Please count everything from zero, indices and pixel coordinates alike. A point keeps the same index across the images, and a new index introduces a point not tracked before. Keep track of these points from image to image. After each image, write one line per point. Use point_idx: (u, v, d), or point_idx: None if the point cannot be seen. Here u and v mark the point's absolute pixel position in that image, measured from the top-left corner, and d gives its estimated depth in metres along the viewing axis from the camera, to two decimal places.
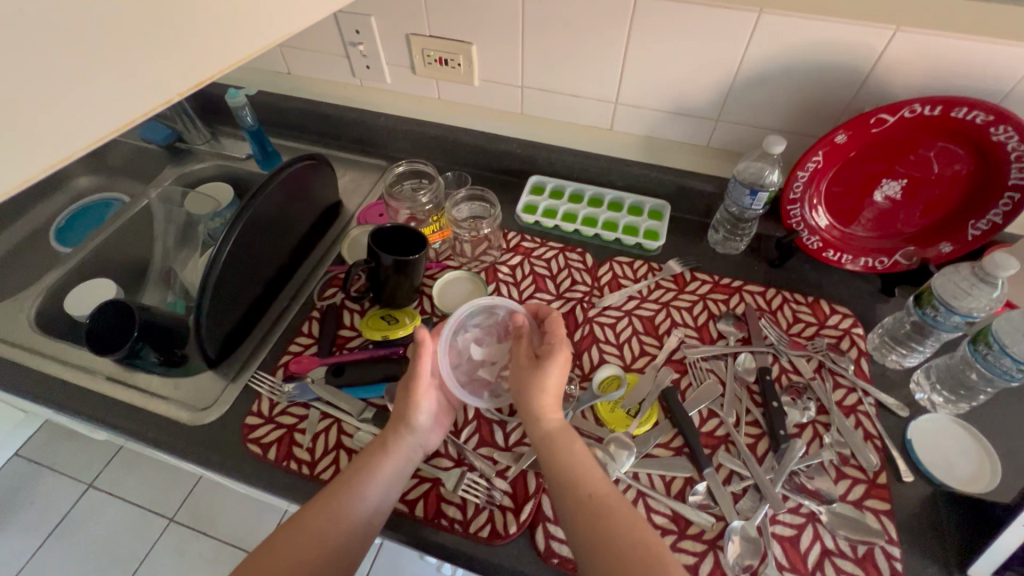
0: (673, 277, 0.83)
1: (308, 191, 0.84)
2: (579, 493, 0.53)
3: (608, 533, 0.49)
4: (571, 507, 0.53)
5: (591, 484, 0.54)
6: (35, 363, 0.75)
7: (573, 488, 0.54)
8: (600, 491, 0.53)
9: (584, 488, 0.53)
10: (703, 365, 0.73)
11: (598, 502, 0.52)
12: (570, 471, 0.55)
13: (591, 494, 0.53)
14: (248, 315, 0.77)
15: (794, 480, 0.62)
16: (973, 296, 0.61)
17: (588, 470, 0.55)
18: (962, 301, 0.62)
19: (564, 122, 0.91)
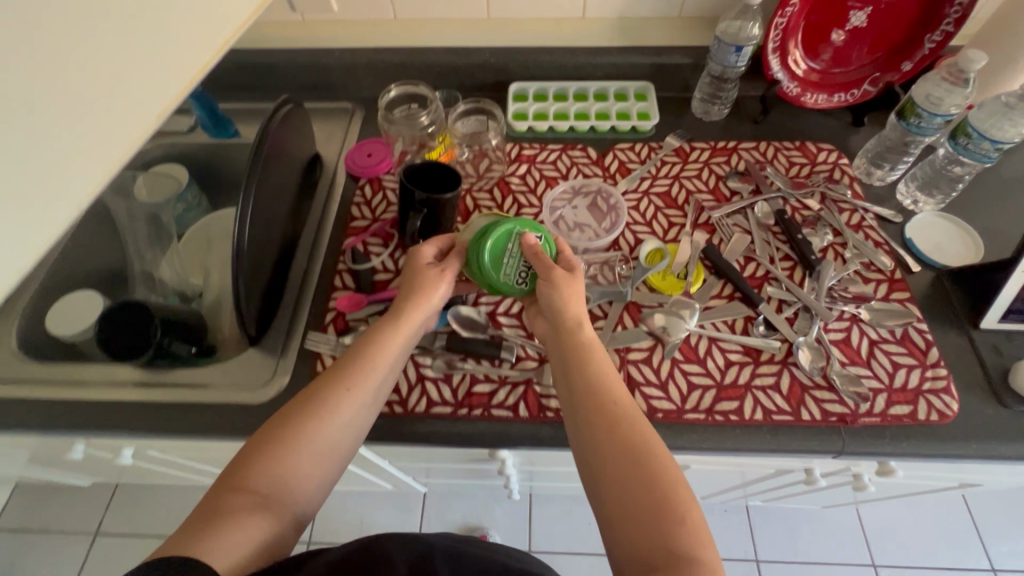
0: (674, 151, 0.86)
1: (286, 151, 0.77)
2: (604, 408, 0.53)
3: (619, 457, 0.50)
4: (589, 412, 0.53)
5: (620, 407, 0.53)
6: (49, 393, 0.67)
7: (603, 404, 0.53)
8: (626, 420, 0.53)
9: (611, 407, 0.53)
10: (729, 222, 0.78)
11: (622, 427, 0.52)
12: (602, 392, 0.54)
13: (612, 413, 0.53)
14: (274, 284, 0.72)
15: (834, 294, 0.70)
16: (1008, 126, 0.66)
17: (615, 394, 0.54)
18: (993, 130, 0.67)
19: (531, 20, 0.89)
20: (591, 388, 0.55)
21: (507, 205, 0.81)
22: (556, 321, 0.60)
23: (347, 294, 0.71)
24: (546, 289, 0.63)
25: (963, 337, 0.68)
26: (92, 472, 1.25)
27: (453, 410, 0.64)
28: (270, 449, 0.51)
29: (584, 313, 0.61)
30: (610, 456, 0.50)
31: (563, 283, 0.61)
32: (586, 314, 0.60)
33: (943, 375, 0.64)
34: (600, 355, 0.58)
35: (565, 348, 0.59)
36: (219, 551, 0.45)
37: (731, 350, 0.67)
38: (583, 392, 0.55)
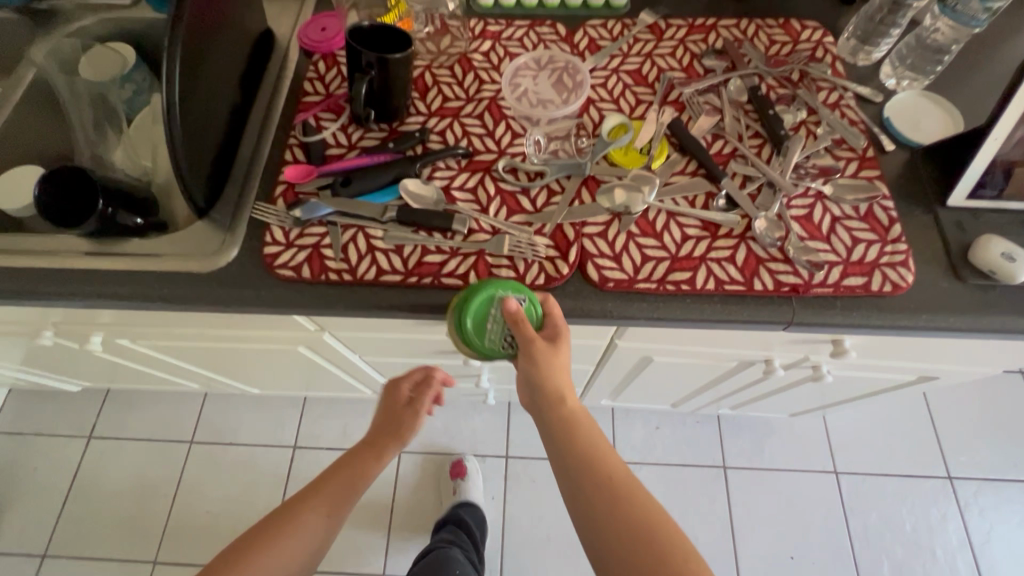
0: (649, 29, 0.81)
1: (228, 10, 0.70)
2: (600, 484, 0.57)
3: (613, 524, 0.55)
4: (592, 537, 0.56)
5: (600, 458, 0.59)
6: None
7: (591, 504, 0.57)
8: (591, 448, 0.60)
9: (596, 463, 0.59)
10: (700, 99, 0.74)
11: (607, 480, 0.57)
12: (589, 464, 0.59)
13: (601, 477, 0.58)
14: (220, 156, 0.70)
15: (800, 171, 0.68)
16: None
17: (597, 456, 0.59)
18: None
19: None
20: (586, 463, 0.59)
21: (468, 82, 0.77)
22: (540, 395, 0.62)
23: (296, 166, 0.69)
24: (525, 362, 0.62)
25: (929, 215, 0.66)
26: (77, 374, 1.29)
27: (403, 279, 0.63)
28: (262, 544, 0.64)
29: (566, 382, 0.62)
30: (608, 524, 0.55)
31: (542, 359, 0.60)
32: (566, 388, 0.62)
33: (902, 249, 0.63)
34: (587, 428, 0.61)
35: (553, 425, 0.61)
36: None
37: (689, 225, 0.65)
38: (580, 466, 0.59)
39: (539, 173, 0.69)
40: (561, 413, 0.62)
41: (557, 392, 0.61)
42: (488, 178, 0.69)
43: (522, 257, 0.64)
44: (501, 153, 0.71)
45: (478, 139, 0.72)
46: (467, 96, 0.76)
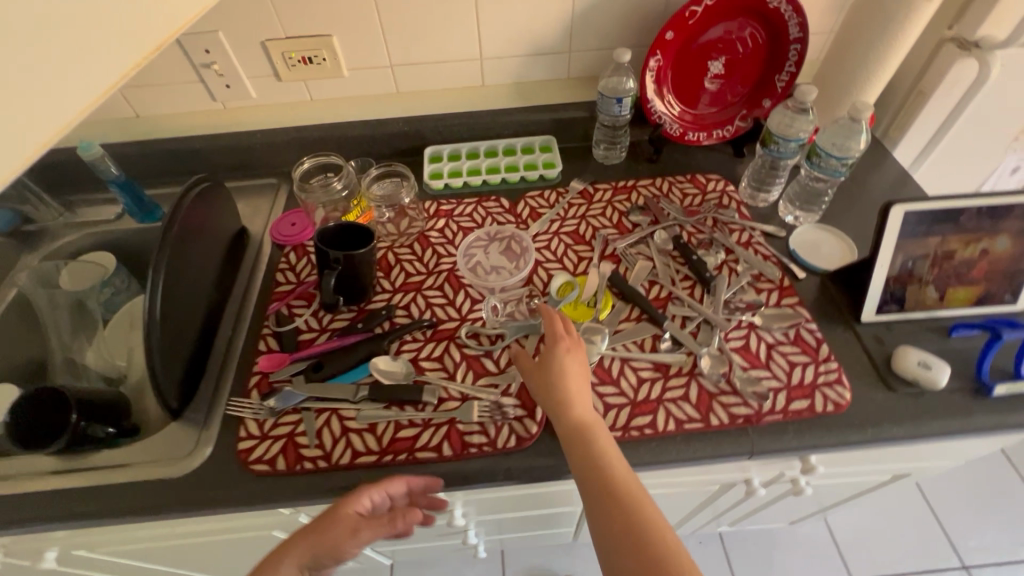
0: (580, 194, 0.94)
1: (208, 223, 0.81)
2: (595, 466, 0.58)
3: (621, 544, 0.53)
4: (576, 463, 0.59)
5: (608, 500, 0.56)
6: None
7: (603, 505, 0.56)
8: (603, 447, 0.59)
9: (574, 390, 0.62)
10: (632, 251, 0.84)
11: (616, 510, 0.55)
12: (611, 484, 0.56)
13: (615, 494, 0.56)
14: (195, 356, 0.73)
15: (729, 306, 0.76)
16: (846, 143, 0.77)
17: (607, 468, 0.57)
18: (838, 149, 0.77)
19: (438, 90, 0.97)
20: (585, 489, 0.57)
21: (427, 257, 0.86)
22: None
23: (269, 355, 0.73)
24: (540, 368, 0.65)
25: (849, 332, 0.74)
26: None
27: (377, 458, 0.65)
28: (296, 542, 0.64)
29: (579, 392, 0.63)
30: (615, 525, 0.54)
31: (553, 360, 0.65)
32: (587, 413, 0.61)
33: (834, 368, 0.70)
34: (580, 385, 0.63)
35: (580, 457, 0.59)
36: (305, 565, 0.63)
37: (643, 368, 0.71)
38: (571, 445, 0.60)
39: (500, 335, 0.75)
40: (591, 442, 0.59)
41: (563, 398, 0.61)
42: (452, 345, 0.74)
43: (492, 420, 0.67)
44: (463, 319, 0.77)
45: (440, 309, 0.79)
46: (427, 270, 0.84)
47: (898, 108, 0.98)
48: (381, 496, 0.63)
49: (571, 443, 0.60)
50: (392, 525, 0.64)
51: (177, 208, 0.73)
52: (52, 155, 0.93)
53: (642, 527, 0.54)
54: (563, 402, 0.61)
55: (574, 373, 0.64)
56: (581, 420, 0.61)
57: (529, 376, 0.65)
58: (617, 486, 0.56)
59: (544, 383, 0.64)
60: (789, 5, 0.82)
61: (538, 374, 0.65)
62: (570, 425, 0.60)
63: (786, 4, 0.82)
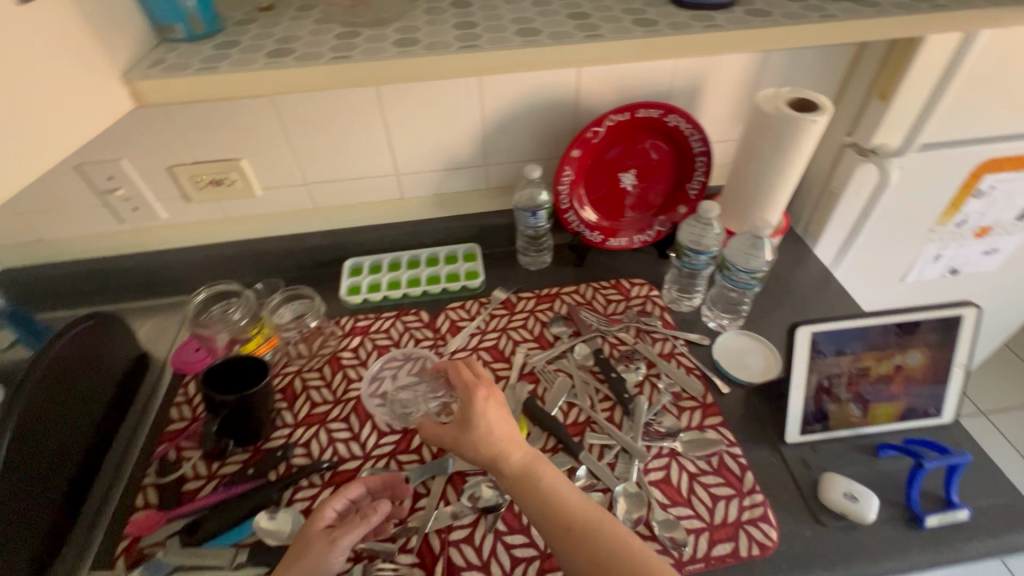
0: (502, 304, 0.92)
1: (98, 358, 0.75)
2: (552, 501, 0.57)
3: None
4: (531, 513, 0.57)
5: (575, 531, 0.55)
6: None
7: (572, 538, 0.54)
8: (548, 484, 0.59)
9: (508, 437, 0.61)
10: (551, 369, 0.81)
11: (588, 538, 0.54)
12: (570, 515, 0.56)
13: (582, 529, 0.55)
14: (60, 518, 0.65)
15: (649, 430, 0.72)
16: (753, 257, 0.77)
17: (558, 499, 0.57)
18: (745, 262, 0.77)
19: (356, 204, 0.96)
20: (550, 530, 0.56)
21: (336, 382, 0.81)
22: None
23: (143, 514, 0.66)
24: (470, 421, 0.62)
25: (775, 454, 0.70)
26: None
27: None
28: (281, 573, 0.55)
29: (512, 440, 0.62)
30: (583, 562, 0.53)
31: (478, 411, 0.62)
32: (526, 457, 0.61)
33: (759, 501, 0.65)
34: (510, 433, 0.62)
35: (530, 505, 0.57)
36: None
37: None
38: (521, 492, 0.58)
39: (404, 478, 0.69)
40: (536, 488, 0.58)
41: (498, 451, 0.60)
42: None
43: None
44: (366, 457, 0.71)
45: (343, 445, 0.73)
46: (334, 397, 0.79)
47: (814, 206, 0.99)
48: (344, 500, 0.60)
49: (521, 496, 0.58)
50: (365, 518, 0.57)
51: (47, 352, 0.68)
52: None
53: (620, 548, 0.53)
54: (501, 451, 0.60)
55: (498, 425, 0.62)
56: (517, 468, 0.60)
57: (461, 441, 0.62)
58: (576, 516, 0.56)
59: (475, 437, 0.61)
60: (686, 122, 0.85)
61: (463, 440, 0.62)
62: (512, 477, 0.59)
63: (684, 121, 0.85)
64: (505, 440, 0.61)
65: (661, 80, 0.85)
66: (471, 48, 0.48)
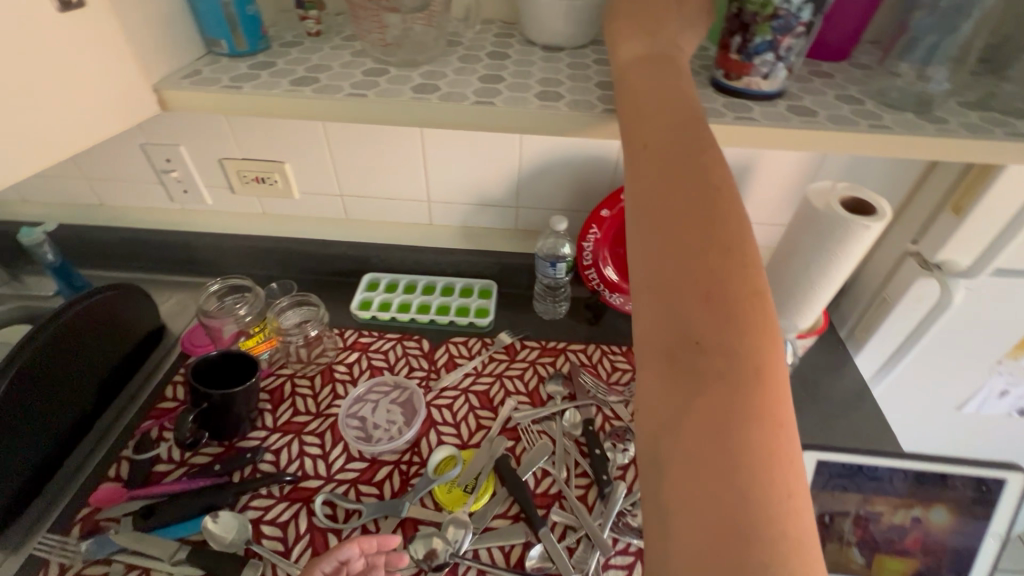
0: (504, 348, 0.89)
1: (118, 324, 0.80)
2: (717, 306, 0.32)
3: (699, 463, 0.31)
4: (682, 274, 0.33)
5: (708, 364, 0.31)
6: None
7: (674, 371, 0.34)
8: (755, 285, 0.33)
9: (679, 205, 0.36)
10: (535, 428, 0.77)
11: (733, 404, 0.31)
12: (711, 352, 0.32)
13: (733, 369, 0.31)
14: (41, 470, 0.68)
15: (620, 521, 0.67)
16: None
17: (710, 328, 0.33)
18: None
19: (387, 221, 0.97)
20: (664, 334, 0.33)
21: (322, 395, 0.81)
22: None
23: (111, 486, 0.68)
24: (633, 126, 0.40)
25: None
26: None
27: None
28: None
29: (736, 209, 0.35)
30: (669, 396, 0.32)
31: (649, 134, 0.39)
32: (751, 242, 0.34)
33: None
34: (728, 194, 0.36)
35: (678, 271, 0.34)
36: None
37: None
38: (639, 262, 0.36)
39: (357, 511, 0.67)
40: (734, 272, 0.33)
41: (681, 186, 0.36)
42: (304, 511, 0.67)
43: None
44: (328, 479, 0.70)
45: (310, 461, 0.72)
46: (316, 410, 0.79)
47: (862, 310, 0.90)
48: (335, 562, 0.59)
49: (654, 256, 0.35)
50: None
51: (76, 305, 0.72)
52: (11, 228, 0.97)
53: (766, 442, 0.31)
54: (676, 184, 0.36)
55: (672, 155, 0.37)
56: (722, 239, 0.34)
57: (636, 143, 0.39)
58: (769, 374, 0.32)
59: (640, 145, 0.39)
60: None
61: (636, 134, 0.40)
62: (669, 223, 0.35)
63: None
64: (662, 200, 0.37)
65: None
66: (484, 104, 0.47)
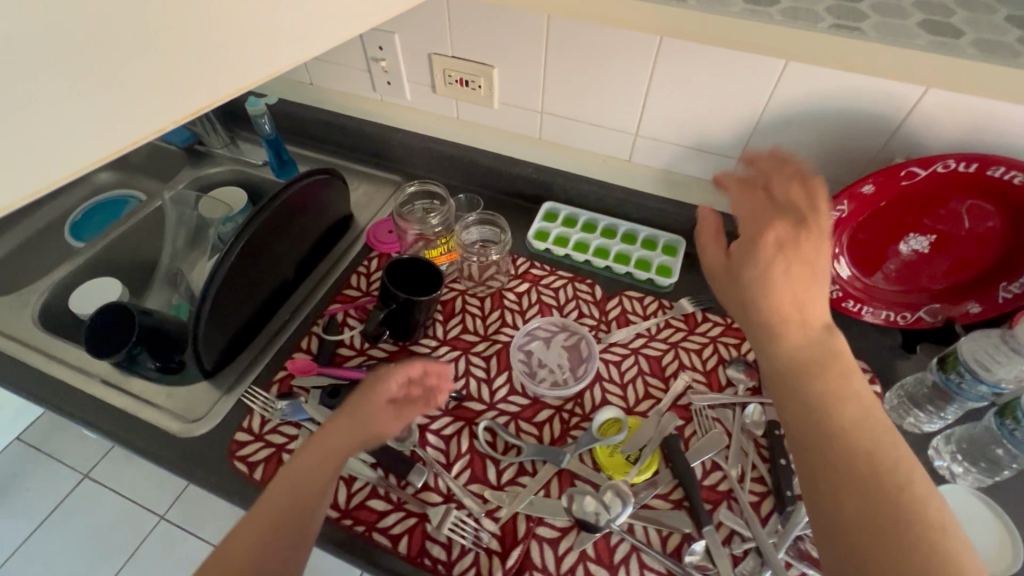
0: (684, 316, 0.80)
1: (319, 206, 0.83)
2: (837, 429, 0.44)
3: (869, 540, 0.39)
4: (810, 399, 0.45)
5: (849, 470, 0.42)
6: (41, 365, 0.76)
7: (835, 475, 0.42)
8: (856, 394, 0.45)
9: (811, 361, 0.46)
10: (709, 414, 0.70)
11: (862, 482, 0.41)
12: (840, 439, 0.43)
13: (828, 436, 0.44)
14: (248, 327, 0.76)
15: (798, 546, 0.59)
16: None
17: (850, 424, 0.43)
18: None
19: (580, 149, 0.89)
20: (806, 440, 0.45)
21: (490, 318, 0.80)
22: None
23: (303, 358, 0.74)
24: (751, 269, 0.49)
25: None
26: None
27: (339, 517, 0.61)
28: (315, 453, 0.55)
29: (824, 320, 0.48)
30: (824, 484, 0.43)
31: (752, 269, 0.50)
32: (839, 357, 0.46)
33: None
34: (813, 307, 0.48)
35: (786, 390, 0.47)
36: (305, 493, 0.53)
37: (652, 569, 0.58)
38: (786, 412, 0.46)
39: (516, 447, 0.67)
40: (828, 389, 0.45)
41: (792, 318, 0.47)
42: (466, 431, 0.68)
43: (462, 541, 0.59)
44: (490, 406, 0.70)
45: (474, 383, 0.72)
46: (484, 333, 0.78)
47: None
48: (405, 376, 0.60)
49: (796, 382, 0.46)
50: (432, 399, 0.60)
51: (291, 187, 0.75)
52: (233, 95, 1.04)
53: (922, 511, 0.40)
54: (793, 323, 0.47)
55: (781, 293, 0.48)
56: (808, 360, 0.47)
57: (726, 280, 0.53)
58: (896, 448, 0.42)
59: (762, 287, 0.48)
60: None
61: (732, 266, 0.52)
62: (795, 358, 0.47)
63: None
64: (798, 321, 0.47)
65: None
66: (847, 30, 0.38)
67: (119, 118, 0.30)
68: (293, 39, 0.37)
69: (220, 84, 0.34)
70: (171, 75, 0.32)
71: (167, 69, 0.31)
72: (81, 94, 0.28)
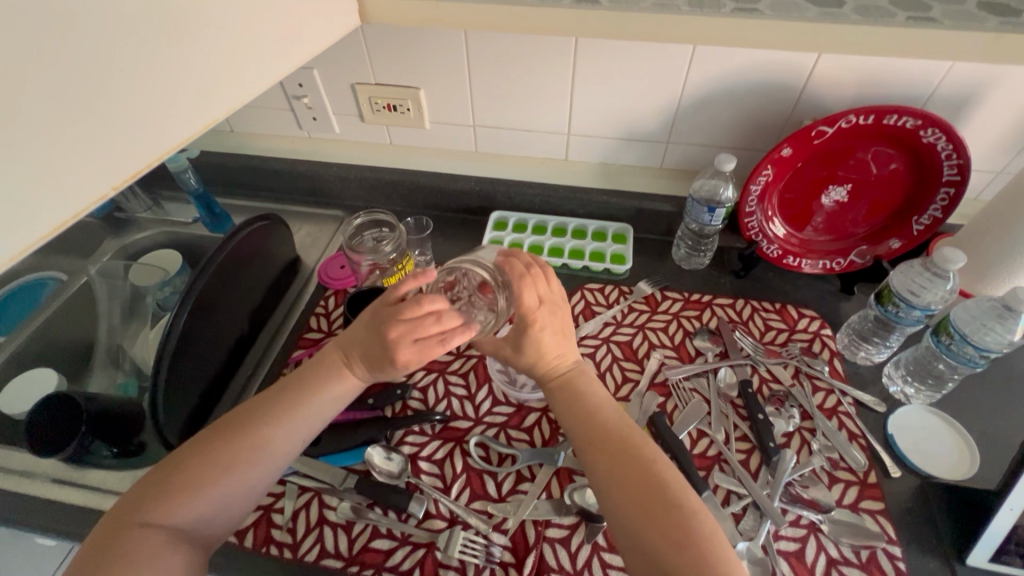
0: (645, 298, 0.83)
1: (265, 254, 0.80)
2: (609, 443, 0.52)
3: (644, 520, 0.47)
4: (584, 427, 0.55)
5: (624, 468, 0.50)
6: None
7: (605, 454, 0.52)
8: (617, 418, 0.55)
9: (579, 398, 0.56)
10: (686, 386, 0.73)
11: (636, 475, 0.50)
12: (614, 432, 0.53)
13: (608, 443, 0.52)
14: (210, 391, 0.72)
15: (789, 492, 0.62)
16: (991, 331, 0.61)
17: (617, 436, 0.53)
18: (978, 334, 0.61)
19: (518, 155, 0.91)
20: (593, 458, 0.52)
21: None
22: None
23: None
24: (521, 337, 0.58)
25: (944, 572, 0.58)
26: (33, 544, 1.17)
27: (344, 566, 0.59)
28: (244, 433, 0.53)
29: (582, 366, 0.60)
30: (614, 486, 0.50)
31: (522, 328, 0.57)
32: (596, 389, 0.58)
33: None
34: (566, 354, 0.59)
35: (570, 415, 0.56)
36: (226, 478, 0.51)
37: None
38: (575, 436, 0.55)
39: (511, 456, 0.67)
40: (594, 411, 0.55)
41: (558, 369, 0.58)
42: (458, 451, 0.67)
43: (475, 561, 0.59)
44: (477, 421, 0.70)
45: (457, 402, 0.72)
46: (457, 350, 0.78)
47: None
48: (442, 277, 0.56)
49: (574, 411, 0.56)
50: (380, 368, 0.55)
51: (232, 240, 0.72)
52: None
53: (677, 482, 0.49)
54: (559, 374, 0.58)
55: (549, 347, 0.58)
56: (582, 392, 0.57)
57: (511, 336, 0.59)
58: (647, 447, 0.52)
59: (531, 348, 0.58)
60: (948, 143, 0.66)
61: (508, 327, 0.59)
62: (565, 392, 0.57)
63: (945, 139, 0.67)
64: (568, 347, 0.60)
65: (925, 80, 0.67)
66: (748, 12, 0.42)
67: (59, 190, 0.30)
68: (212, 97, 0.38)
69: (150, 145, 0.35)
70: (105, 141, 0.32)
71: (100, 133, 0.31)
72: (18, 165, 0.28)
